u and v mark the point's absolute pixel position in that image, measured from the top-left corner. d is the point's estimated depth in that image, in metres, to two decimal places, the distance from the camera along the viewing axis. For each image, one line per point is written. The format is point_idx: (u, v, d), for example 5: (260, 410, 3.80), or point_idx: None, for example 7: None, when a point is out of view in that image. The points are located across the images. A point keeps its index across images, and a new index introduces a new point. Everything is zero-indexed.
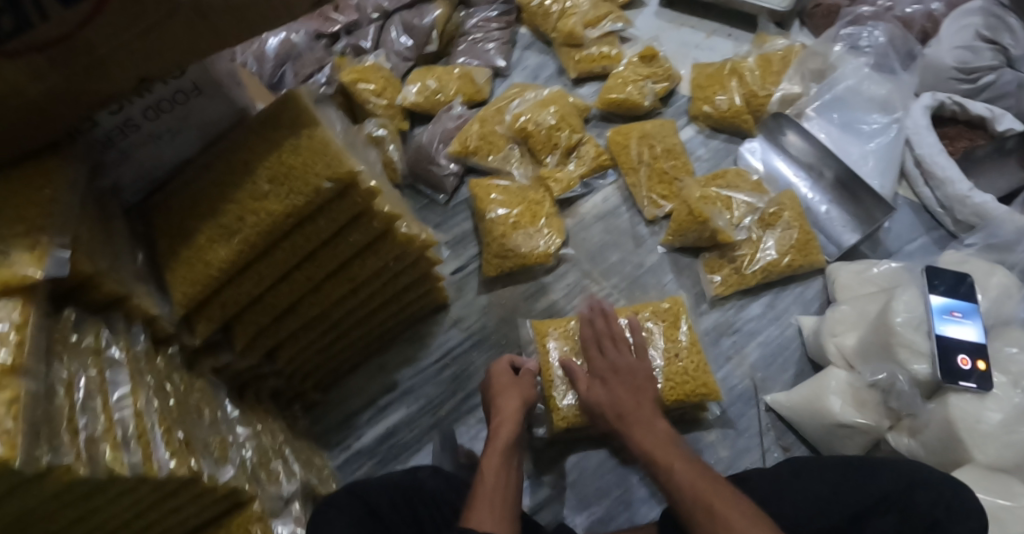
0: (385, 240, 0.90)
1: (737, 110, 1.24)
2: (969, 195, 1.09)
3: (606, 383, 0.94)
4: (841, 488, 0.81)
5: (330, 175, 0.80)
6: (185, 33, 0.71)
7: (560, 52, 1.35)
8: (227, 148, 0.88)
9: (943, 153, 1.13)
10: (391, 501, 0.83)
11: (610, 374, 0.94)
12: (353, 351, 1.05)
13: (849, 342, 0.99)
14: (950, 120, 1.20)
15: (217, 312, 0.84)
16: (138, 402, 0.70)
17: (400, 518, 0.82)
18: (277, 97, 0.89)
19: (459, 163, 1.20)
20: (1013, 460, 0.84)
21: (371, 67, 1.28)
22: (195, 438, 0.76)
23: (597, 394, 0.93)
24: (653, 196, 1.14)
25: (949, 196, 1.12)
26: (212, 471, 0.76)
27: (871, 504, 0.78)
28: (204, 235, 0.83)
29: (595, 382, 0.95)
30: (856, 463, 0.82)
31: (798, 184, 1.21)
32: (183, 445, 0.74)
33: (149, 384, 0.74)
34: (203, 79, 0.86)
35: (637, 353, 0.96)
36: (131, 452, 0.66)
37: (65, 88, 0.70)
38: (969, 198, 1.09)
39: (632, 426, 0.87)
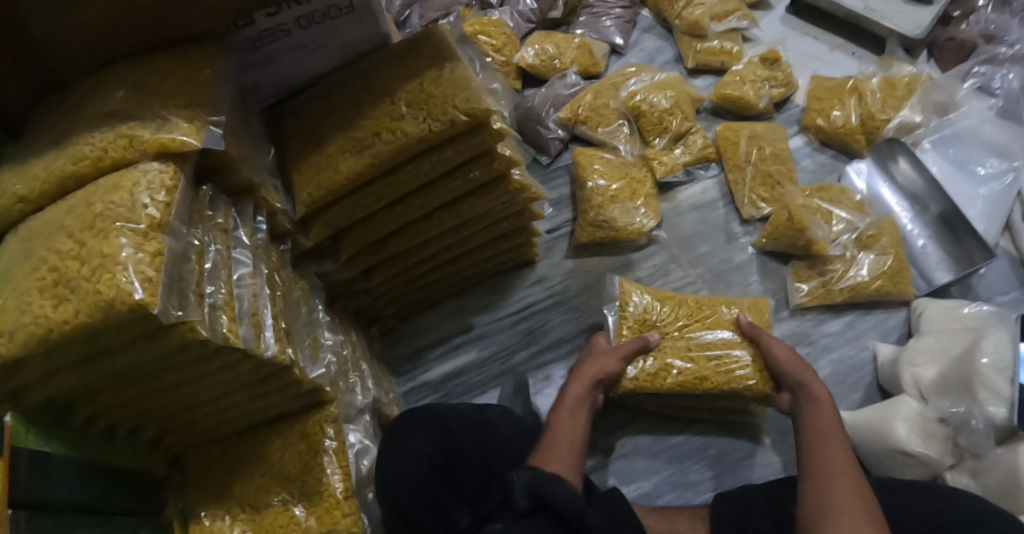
0: (499, 184, 0.93)
1: (851, 128, 1.22)
2: None
3: (783, 347, 0.96)
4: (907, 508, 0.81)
5: (469, 109, 0.84)
6: None
7: (681, 40, 1.34)
8: (366, 69, 0.93)
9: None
10: (465, 423, 0.87)
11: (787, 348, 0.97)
12: (438, 288, 1.09)
13: (928, 375, 0.98)
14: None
15: (331, 219, 0.88)
16: (254, 284, 0.78)
17: (471, 443, 0.86)
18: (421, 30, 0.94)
19: (566, 129, 1.22)
20: None
21: (494, 21, 1.30)
22: (294, 327, 0.83)
23: (784, 353, 0.95)
24: (753, 197, 1.13)
25: None
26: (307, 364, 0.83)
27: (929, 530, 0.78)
28: (336, 145, 0.87)
29: (778, 341, 0.97)
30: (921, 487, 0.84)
31: (899, 213, 1.19)
32: (283, 331, 0.80)
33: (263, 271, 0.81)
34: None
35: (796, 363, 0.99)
36: (245, 328, 0.73)
37: None
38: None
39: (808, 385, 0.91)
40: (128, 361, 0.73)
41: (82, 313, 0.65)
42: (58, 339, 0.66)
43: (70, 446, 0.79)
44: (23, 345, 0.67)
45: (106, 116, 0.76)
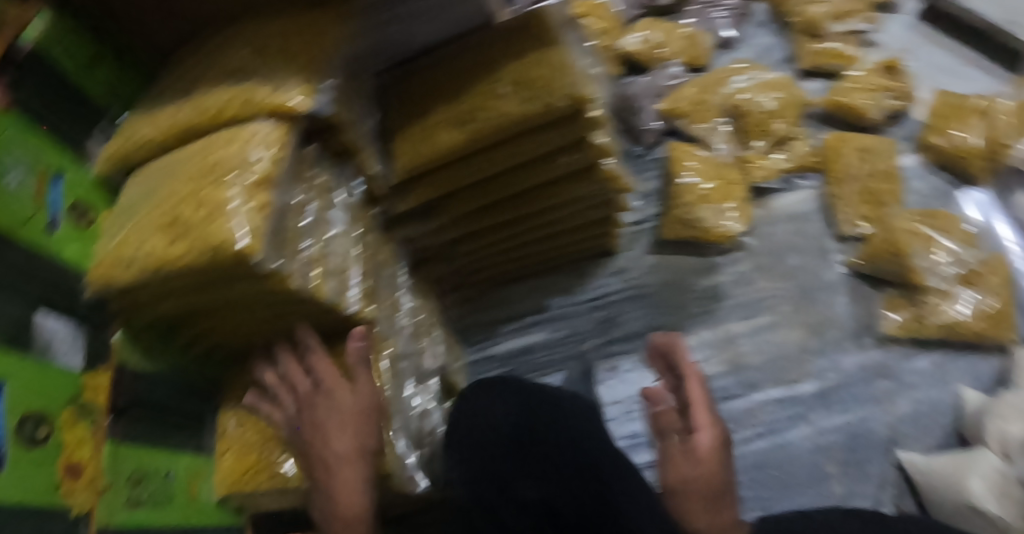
0: (590, 173, 0.93)
1: (972, 151, 1.14)
2: None
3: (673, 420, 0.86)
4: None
5: (571, 95, 0.83)
6: None
7: (796, 39, 1.32)
8: (473, 43, 0.93)
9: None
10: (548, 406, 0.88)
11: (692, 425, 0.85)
12: (523, 266, 1.10)
13: (1014, 431, 0.93)
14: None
15: (429, 187, 0.92)
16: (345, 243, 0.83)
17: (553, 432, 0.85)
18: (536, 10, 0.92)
19: (664, 122, 1.21)
20: None
21: (600, 4, 1.31)
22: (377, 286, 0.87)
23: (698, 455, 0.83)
24: (854, 214, 1.09)
25: None
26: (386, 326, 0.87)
27: None
28: (440, 118, 0.90)
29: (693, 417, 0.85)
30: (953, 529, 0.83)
31: (1011, 251, 1.11)
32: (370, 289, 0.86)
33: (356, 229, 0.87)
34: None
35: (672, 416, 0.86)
36: (333, 285, 0.78)
37: None
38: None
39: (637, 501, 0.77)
40: (227, 297, 0.77)
41: (192, 253, 0.70)
42: (169, 272, 0.72)
43: (173, 364, 0.86)
44: (139, 274, 0.74)
45: (231, 73, 0.82)
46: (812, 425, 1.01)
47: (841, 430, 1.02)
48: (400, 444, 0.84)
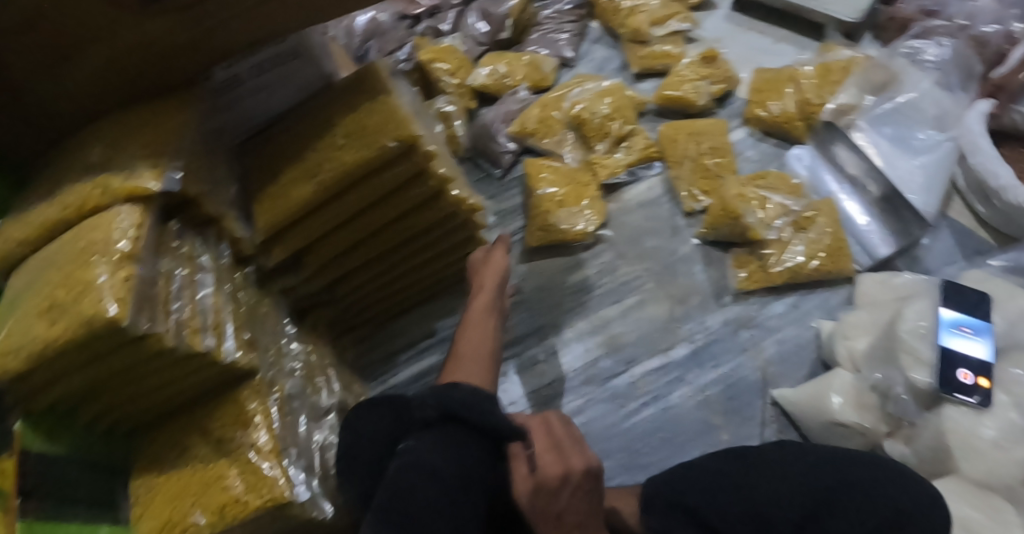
0: (438, 200, 1.04)
1: (789, 116, 1.28)
2: None
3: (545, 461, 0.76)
4: (789, 471, 0.87)
5: (397, 136, 0.94)
6: (284, 12, 0.89)
7: (626, 48, 1.46)
8: (313, 107, 1.05)
9: (1000, 161, 1.14)
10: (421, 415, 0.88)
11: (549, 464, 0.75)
12: (404, 298, 1.22)
13: (859, 346, 1.01)
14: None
15: (292, 242, 1.01)
16: (216, 300, 0.91)
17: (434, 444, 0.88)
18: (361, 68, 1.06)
19: (517, 143, 1.34)
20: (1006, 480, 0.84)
21: (447, 48, 1.45)
22: (258, 336, 0.98)
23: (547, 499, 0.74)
24: (693, 190, 1.24)
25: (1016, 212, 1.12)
26: (270, 370, 0.97)
27: (818, 494, 0.83)
28: (287, 177, 0.99)
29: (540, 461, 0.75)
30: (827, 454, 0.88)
31: (840, 194, 1.24)
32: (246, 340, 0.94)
33: (227, 289, 0.95)
34: (302, 44, 1.04)
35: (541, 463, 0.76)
36: (208, 339, 0.86)
37: (184, 38, 0.88)
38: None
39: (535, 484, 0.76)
40: (110, 369, 0.84)
41: (70, 330, 0.77)
42: (49, 351, 0.77)
43: (74, 443, 0.91)
44: (25, 359, 0.79)
45: (90, 168, 0.90)
46: (690, 384, 1.11)
47: (717, 383, 1.11)
48: (295, 476, 0.91)
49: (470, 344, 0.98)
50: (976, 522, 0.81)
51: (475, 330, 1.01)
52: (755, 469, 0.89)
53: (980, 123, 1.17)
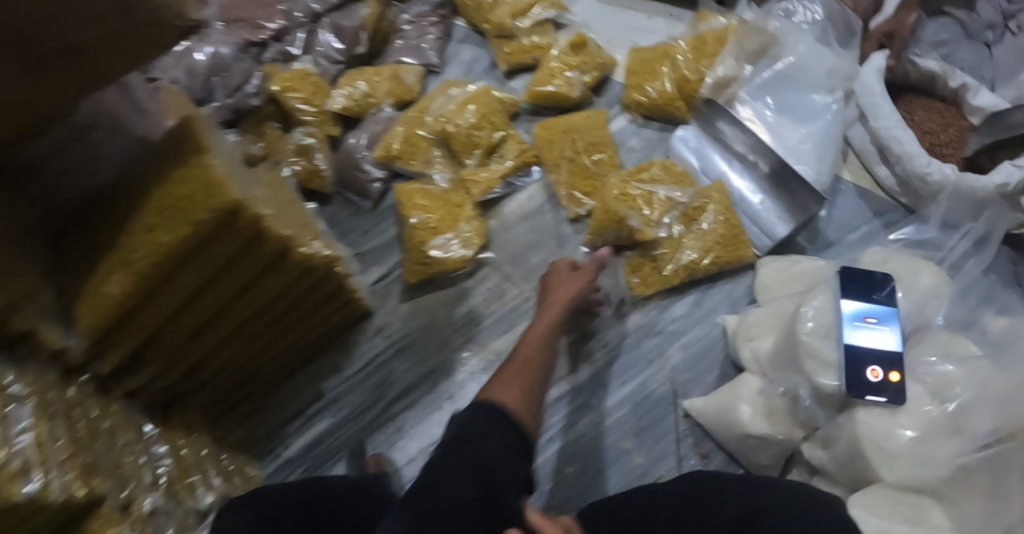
0: (284, 261, 0.95)
1: (668, 96, 1.19)
2: (928, 170, 1.03)
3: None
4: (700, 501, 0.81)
5: (212, 206, 0.85)
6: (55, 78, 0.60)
7: (493, 44, 1.34)
8: (126, 180, 0.95)
9: (902, 127, 1.06)
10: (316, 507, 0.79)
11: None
12: (282, 362, 1.12)
13: (764, 346, 0.95)
14: (908, 85, 1.17)
15: (128, 341, 0.93)
16: (39, 434, 0.75)
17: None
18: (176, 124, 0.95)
19: (386, 169, 1.23)
20: (926, 482, 0.80)
21: (299, 72, 1.30)
22: (100, 461, 0.83)
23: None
24: (574, 193, 1.14)
25: (909, 172, 1.05)
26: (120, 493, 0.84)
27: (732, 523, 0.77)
28: (102, 269, 0.89)
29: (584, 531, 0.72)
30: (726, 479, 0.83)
31: (730, 172, 1.15)
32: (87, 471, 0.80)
33: (56, 413, 0.82)
34: (98, 112, 0.91)
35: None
36: (31, 481, 0.70)
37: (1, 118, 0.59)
38: (929, 174, 1.03)
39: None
40: None
41: None
42: None
43: None
44: None
45: None
46: (597, 409, 1.03)
47: (625, 402, 1.03)
48: None
49: (521, 369, 0.84)
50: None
51: (529, 344, 0.89)
52: (660, 500, 0.83)
53: (879, 81, 1.08)
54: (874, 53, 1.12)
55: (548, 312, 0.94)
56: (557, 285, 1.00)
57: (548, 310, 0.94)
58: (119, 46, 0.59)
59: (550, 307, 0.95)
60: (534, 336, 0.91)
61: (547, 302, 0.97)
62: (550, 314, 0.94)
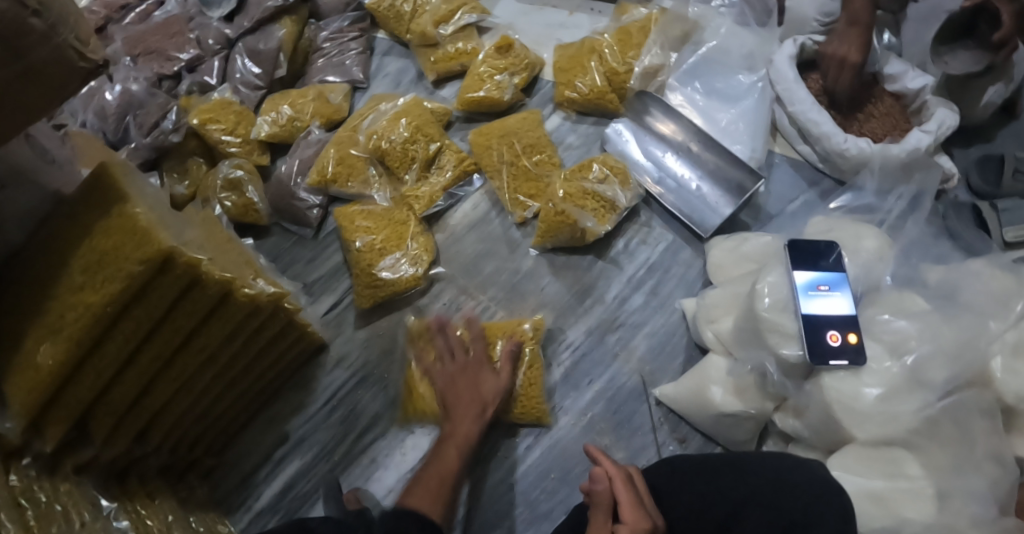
0: (225, 304, 0.93)
1: (599, 90, 1.19)
2: (845, 147, 1.08)
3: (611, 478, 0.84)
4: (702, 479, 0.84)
5: (142, 256, 0.83)
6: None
7: (419, 54, 1.33)
8: (47, 239, 0.93)
9: (818, 108, 1.10)
10: None
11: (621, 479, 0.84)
12: (238, 410, 1.09)
13: (725, 327, 0.96)
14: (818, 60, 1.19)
15: (65, 413, 0.89)
16: None
17: None
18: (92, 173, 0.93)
19: (323, 194, 1.19)
20: (897, 432, 0.84)
21: (219, 103, 1.25)
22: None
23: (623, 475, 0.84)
24: (518, 198, 1.12)
25: (829, 150, 1.10)
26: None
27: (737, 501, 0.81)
28: (32, 339, 0.87)
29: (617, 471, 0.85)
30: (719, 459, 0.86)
31: (666, 158, 1.16)
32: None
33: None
34: (4, 171, 0.89)
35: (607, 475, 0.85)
36: None
37: None
38: (846, 150, 1.08)
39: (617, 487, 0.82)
40: None
41: None
42: None
43: None
44: None
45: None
46: (570, 411, 1.03)
47: (597, 400, 1.03)
48: None
49: (444, 463, 0.92)
50: (890, 489, 0.82)
51: (456, 444, 0.94)
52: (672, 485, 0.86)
53: (792, 67, 1.12)
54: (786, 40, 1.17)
55: (462, 424, 0.95)
56: (456, 384, 0.99)
57: (462, 422, 0.95)
58: (49, 91, 0.64)
59: (465, 416, 0.96)
60: (460, 438, 0.94)
61: (453, 407, 0.97)
62: (464, 428, 0.95)
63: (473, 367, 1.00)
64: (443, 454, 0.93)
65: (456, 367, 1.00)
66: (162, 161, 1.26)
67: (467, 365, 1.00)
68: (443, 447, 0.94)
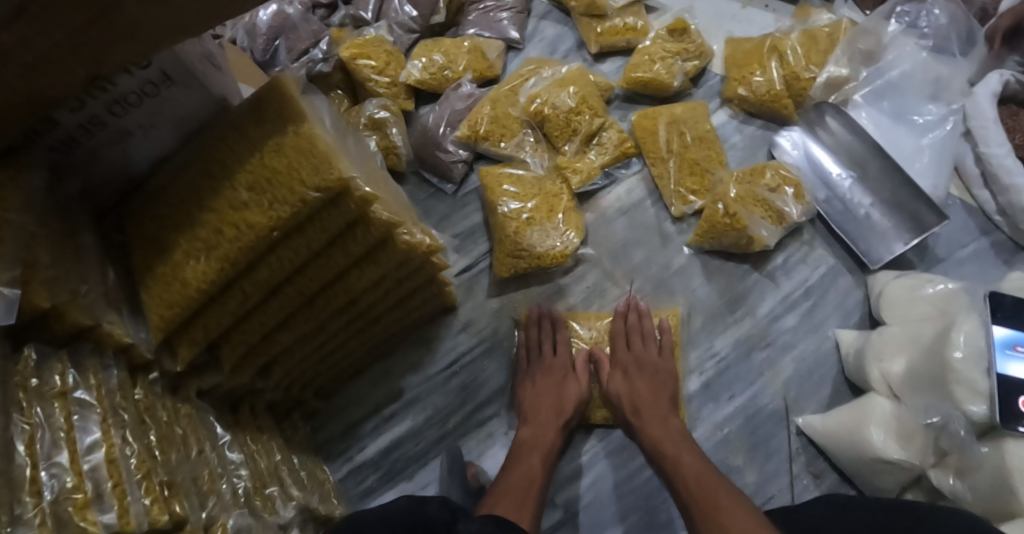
0: (384, 248, 0.83)
1: (777, 93, 1.11)
2: None
3: (628, 375, 0.96)
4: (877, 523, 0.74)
5: (317, 183, 0.72)
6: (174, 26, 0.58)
7: (579, 22, 1.25)
8: (204, 145, 0.81)
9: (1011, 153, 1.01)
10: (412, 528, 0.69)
11: (636, 368, 0.97)
12: (355, 358, 1.03)
13: (896, 369, 0.89)
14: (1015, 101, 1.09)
15: (198, 336, 0.80)
16: (113, 449, 0.63)
17: None
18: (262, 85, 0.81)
19: (468, 148, 1.14)
20: None
21: (372, 38, 1.19)
22: (178, 478, 0.70)
23: (632, 373, 0.96)
24: (682, 191, 1.08)
25: (1016, 204, 1.01)
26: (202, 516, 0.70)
27: None
28: (180, 250, 0.77)
29: (625, 366, 0.97)
30: (896, 507, 0.76)
31: (838, 178, 1.10)
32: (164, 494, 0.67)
33: (127, 421, 0.69)
34: (176, 67, 0.77)
35: (664, 352, 0.98)
36: (105, 509, 0.59)
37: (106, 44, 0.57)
38: None
39: (629, 381, 0.96)
40: None
41: None
42: None
43: None
44: None
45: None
46: (706, 423, 0.97)
47: (736, 416, 0.98)
48: None
49: (528, 469, 0.88)
50: None
51: (541, 454, 0.91)
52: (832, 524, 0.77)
53: (992, 107, 1.04)
54: (988, 74, 1.07)
55: (546, 433, 0.93)
56: (541, 392, 0.97)
57: (545, 431, 0.93)
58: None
59: (547, 424, 0.94)
60: (544, 448, 0.91)
61: (534, 416, 0.95)
62: (548, 437, 0.93)
63: (656, 376, 0.96)
64: (529, 459, 0.90)
65: (629, 370, 0.97)
66: None
67: (650, 374, 0.96)
68: (529, 453, 0.91)
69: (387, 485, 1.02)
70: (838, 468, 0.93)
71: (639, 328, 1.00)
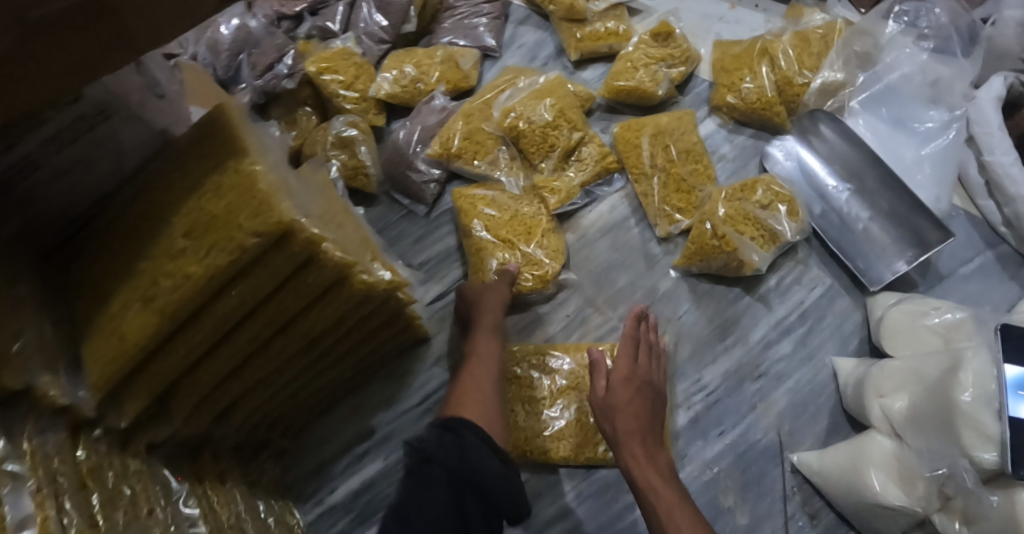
0: (340, 288, 0.77)
1: (768, 101, 1.04)
2: None
3: (630, 390, 0.86)
4: None
5: (256, 228, 0.66)
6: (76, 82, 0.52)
7: (559, 27, 1.17)
8: (146, 184, 0.76)
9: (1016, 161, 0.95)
10: None
11: (640, 385, 0.87)
12: (323, 396, 0.98)
13: (898, 406, 0.82)
14: None
15: (146, 391, 0.74)
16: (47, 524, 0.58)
17: None
18: (204, 116, 0.75)
19: (442, 167, 1.08)
20: None
21: (340, 50, 1.13)
22: None
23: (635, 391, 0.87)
24: (667, 209, 1.01)
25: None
26: None
27: None
28: (118, 300, 0.71)
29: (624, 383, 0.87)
30: None
31: (833, 190, 1.03)
32: None
33: (65, 488, 0.63)
34: (109, 100, 0.72)
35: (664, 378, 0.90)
36: None
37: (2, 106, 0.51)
38: None
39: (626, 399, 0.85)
40: None
41: None
42: None
43: None
44: None
45: None
46: (694, 461, 0.91)
47: (727, 453, 0.92)
48: None
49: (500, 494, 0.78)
50: None
51: None
52: None
53: (998, 112, 0.97)
54: (993, 76, 1.01)
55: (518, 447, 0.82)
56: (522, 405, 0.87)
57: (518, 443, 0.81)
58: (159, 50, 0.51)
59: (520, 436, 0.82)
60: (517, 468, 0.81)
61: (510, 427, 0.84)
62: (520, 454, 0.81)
63: (657, 404, 0.87)
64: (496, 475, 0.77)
65: (631, 386, 0.87)
66: (270, 106, 1.15)
67: (652, 398, 0.87)
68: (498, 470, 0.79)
69: (360, 528, 0.97)
70: (836, 508, 0.87)
71: (647, 343, 0.92)
